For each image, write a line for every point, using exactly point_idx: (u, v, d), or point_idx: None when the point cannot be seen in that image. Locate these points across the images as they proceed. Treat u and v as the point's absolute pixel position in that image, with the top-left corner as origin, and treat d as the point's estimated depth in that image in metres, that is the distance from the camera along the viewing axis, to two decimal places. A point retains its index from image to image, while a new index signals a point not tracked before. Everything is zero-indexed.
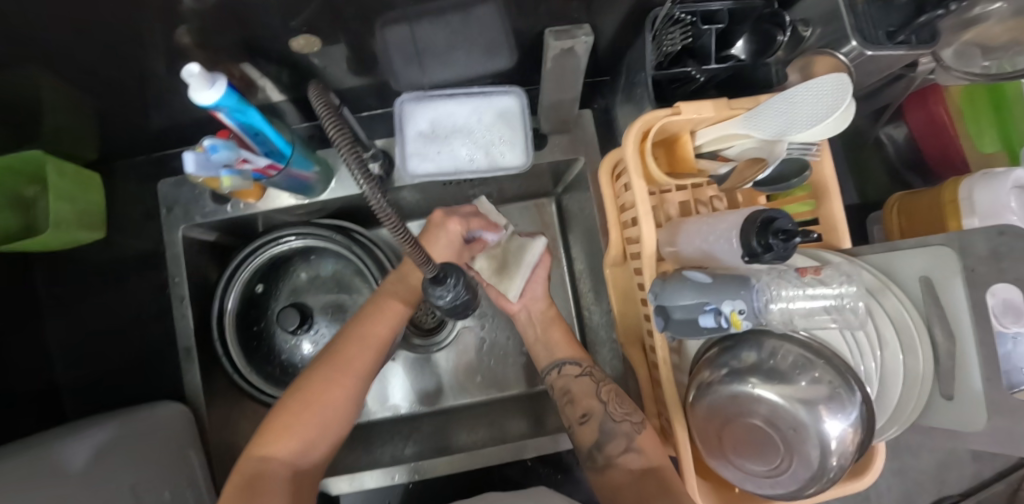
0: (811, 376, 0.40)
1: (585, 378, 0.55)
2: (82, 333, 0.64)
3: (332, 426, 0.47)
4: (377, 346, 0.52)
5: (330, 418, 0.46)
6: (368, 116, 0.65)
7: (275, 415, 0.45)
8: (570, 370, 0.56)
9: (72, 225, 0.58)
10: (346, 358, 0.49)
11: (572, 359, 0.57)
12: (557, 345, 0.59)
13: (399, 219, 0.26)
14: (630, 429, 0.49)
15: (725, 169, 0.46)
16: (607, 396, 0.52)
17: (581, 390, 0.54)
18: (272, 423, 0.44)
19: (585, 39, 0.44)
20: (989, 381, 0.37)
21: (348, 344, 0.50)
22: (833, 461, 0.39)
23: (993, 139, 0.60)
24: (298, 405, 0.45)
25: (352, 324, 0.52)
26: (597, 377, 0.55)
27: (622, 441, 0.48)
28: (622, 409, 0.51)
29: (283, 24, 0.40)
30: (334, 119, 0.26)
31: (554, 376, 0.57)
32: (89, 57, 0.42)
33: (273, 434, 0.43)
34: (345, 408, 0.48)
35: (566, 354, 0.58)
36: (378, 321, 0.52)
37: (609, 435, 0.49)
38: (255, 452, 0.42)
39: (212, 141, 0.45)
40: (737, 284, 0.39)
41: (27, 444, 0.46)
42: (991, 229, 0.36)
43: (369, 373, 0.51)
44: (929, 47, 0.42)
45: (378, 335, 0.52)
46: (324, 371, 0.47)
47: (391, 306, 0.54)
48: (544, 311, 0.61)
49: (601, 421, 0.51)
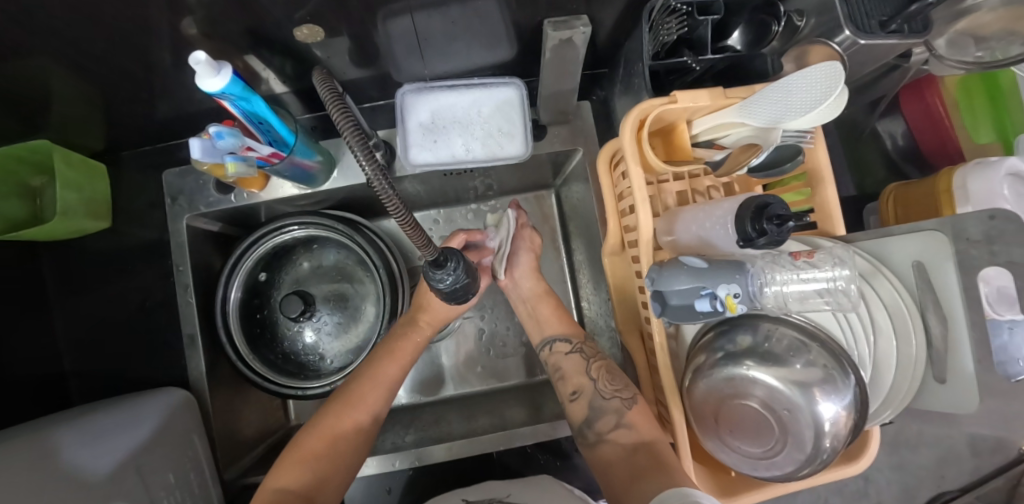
0: (806, 359, 0.40)
1: (575, 355, 0.58)
2: (87, 320, 0.65)
3: (342, 462, 0.50)
4: (386, 386, 0.57)
5: (339, 452, 0.51)
6: (370, 107, 0.66)
7: (292, 450, 0.51)
8: (561, 347, 0.59)
9: (78, 213, 0.59)
10: (355, 399, 0.55)
11: (562, 337, 0.60)
12: (545, 321, 0.62)
13: (403, 204, 0.27)
14: (620, 405, 0.50)
15: (720, 156, 0.48)
16: (597, 373, 0.54)
17: (570, 368, 0.57)
18: (287, 459, 0.50)
19: (583, 30, 0.45)
20: (982, 363, 0.38)
21: (359, 385, 0.56)
22: (826, 442, 0.39)
23: (989, 130, 0.62)
24: (310, 442, 0.51)
25: (364, 367, 0.58)
26: (586, 354, 0.58)
27: (612, 418, 0.50)
28: (613, 386, 0.52)
29: (288, 16, 0.41)
30: (339, 104, 0.27)
31: (547, 353, 0.60)
32: (97, 47, 0.43)
33: (288, 467, 0.49)
34: (353, 443, 0.52)
35: (555, 331, 0.61)
36: (386, 362, 0.58)
37: (599, 412, 0.51)
38: (271, 484, 0.47)
39: (217, 128, 0.47)
40: (733, 269, 0.40)
41: (35, 426, 0.48)
42: (983, 214, 0.39)
43: (377, 411, 0.55)
44: (920, 37, 0.43)
45: (386, 375, 0.57)
46: (335, 409, 0.54)
47: (399, 349, 0.59)
48: (533, 289, 0.64)
49: (591, 398, 0.53)
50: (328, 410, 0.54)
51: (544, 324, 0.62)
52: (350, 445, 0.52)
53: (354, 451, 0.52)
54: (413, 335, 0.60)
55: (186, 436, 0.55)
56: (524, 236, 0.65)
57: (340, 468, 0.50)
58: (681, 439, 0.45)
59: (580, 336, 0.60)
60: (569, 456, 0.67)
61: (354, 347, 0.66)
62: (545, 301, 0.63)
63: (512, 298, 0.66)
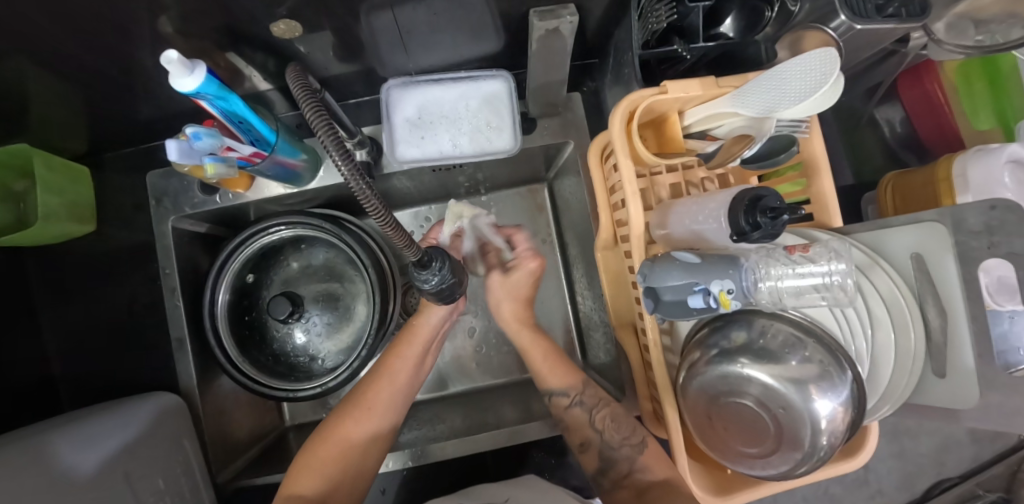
0: (801, 355, 0.39)
1: (577, 409, 0.56)
2: (72, 326, 0.64)
3: (354, 468, 0.52)
4: (392, 384, 0.57)
5: (348, 457, 0.52)
6: (355, 103, 0.64)
7: (302, 458, 0.52)
8: (560, 401, 0.58)
9: (62, 218, 0.57)
10: (360, 404, 0.55)
11: (561, 390, 0.58)
12: (543, 374, 0.60)
13: (383, 205, 0.26)
14: (630, 452, 0.52)
15: (713, 146, 0.47)
16: (602, 423, 0.54)
17: (574, 422, 0.56)
18: (301, 465, 0.52)
19: (570, 19, 0.43)
20: (981, 357, 0.37)
21: (364, 388, 0.56)
22: (823, 439, 0.38)
23: (989, 114, 0.60)
24: (320, 449, 0.52)
25: (372, 368, 0.58)
26: (588, 404, 0.56)
27: (625, 465, 0.52)
28: (620, 435, 0.53)
29: (266, 11, 0.39)
30: (313, 102, 0.26)
31: (547, 402, 0.59)
32: (70, 49, 0.41)
33: (299, 474, 0.51)
34: (364, 447, 0.53)
35: (553, 383, 0.59)
36: (390, 361, 0.58)
37: (610, 462, 0.53)
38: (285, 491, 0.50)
39: (195, 129, 0.45)
40: (726, 264, 0.39)
41: (25, 433, 0.47)
42: (982, 204, 0.35)
43: (385, 412, 0.56)
44: (919, 21, 0.41)
45: (389, 374, 0.57)
46: (342, 413, 0.55)
47: (405, 345, 0.58)
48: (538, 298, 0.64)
49: (600, 448, 0.54)
50: (335, 415, 0.55)
51: (544, 374, 0.60)
52: (358, 450, 0.53)
53: (364, 455, 0.53)
54: (427, 315, 0.58)
55: (176, 441, 0.55)
56: (511, 271, 0.60)
57: (353, 471, 0.52)
58: (676, 439, 0.44)
59: (579, 387, 0.58)
60: (564, 454, 0.67)
61: (345, 347, 0.65)
62: (537, 349, 0.62)
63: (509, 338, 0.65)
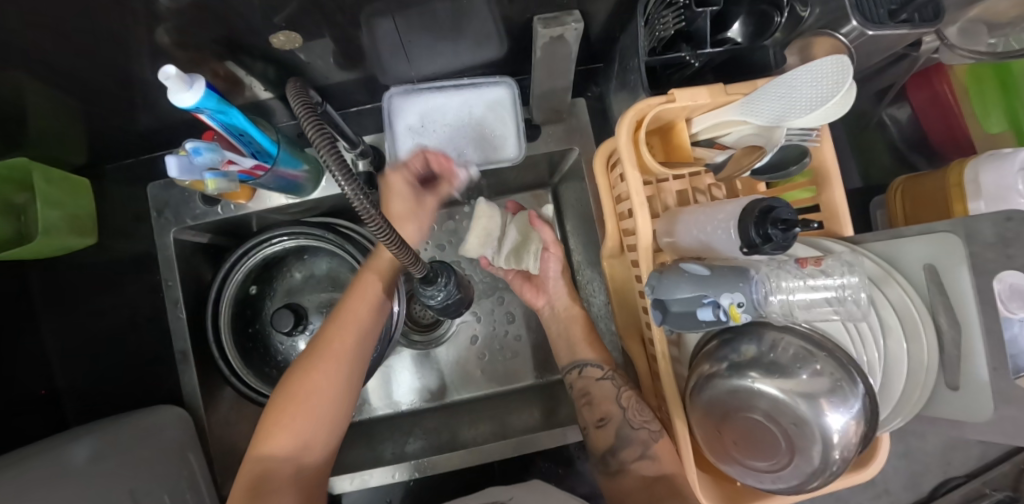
0: (812, 368, 0.38)
1: (608, 381, 0.58)
2: (73, 341, 0.63)
3: (331, 416, 0.47)
4: (359, 326, 0.49)
5: (321, 410, 0.46)
6: (357, 112, 0.63)
7: (269, 413, 0.46)
8: (591, 373, 0.59)
9: (64, 232, 0.57)
10: (325, 350, 0.47)
11: (595, 362, 0.60)
12: (579, 345, 0.62)
13: (382, 217, 0.26)
14: (646, 437, 0.52)
15: (722, 157, 0.46)
16: (626, 402, 0.55)
17: (601, 393, 0.57)
18: (269, 423, 0.45)
19: (576, 26, 0.42)
20: (995, 370, 0.36)
21: (328, 332, 0.48)
22: (835, 455, 0.38)
23: (999, 117, 0.58)
24: (284, 408, 0.45)
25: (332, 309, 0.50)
26: (618, 381, 0.58)
27: (638, 449, 0.52)
28: (640, 416, 0.53)
29: (266, 20, 0.39)
30: (313, 118, 0.25)
31: (575, 375, 0.60)
32: (66, 61, 0.41)
33: (266, 434, 0.45)
34: (341, 395, 0.47)
35: (587, 355, 0.61)
36: (355, 299, 0.49)
37: (625, 442, 0.53)
38: (255, 454, 0.44)
39: (195, 144, 0.45)
40: (737, 277, 0.38)
41: (29, 450, 0.47)
42: (997, 215, 0.34)
43: (355, 359, 0.48)
44: (931, 26, 0.40)
45: (357, 315, 0.49)
46: (308, 364, 0.46)
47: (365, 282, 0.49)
48: (569, 309, 0.65)
49: (620, 425, 0.54)
50: (300, 365, 0.47)
51: (579, 347, 0.62)
52: (329, 402, 0.46)
53: (342, 403, 0.48)
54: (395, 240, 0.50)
55: (180, 454, 0.54)
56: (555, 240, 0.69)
57: (331, 419, 0.47)
58: (682, 447, 0.44)
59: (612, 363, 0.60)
60: (572, 461, 0.67)
61: None
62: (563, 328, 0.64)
63: (546, 318, 0.66)
